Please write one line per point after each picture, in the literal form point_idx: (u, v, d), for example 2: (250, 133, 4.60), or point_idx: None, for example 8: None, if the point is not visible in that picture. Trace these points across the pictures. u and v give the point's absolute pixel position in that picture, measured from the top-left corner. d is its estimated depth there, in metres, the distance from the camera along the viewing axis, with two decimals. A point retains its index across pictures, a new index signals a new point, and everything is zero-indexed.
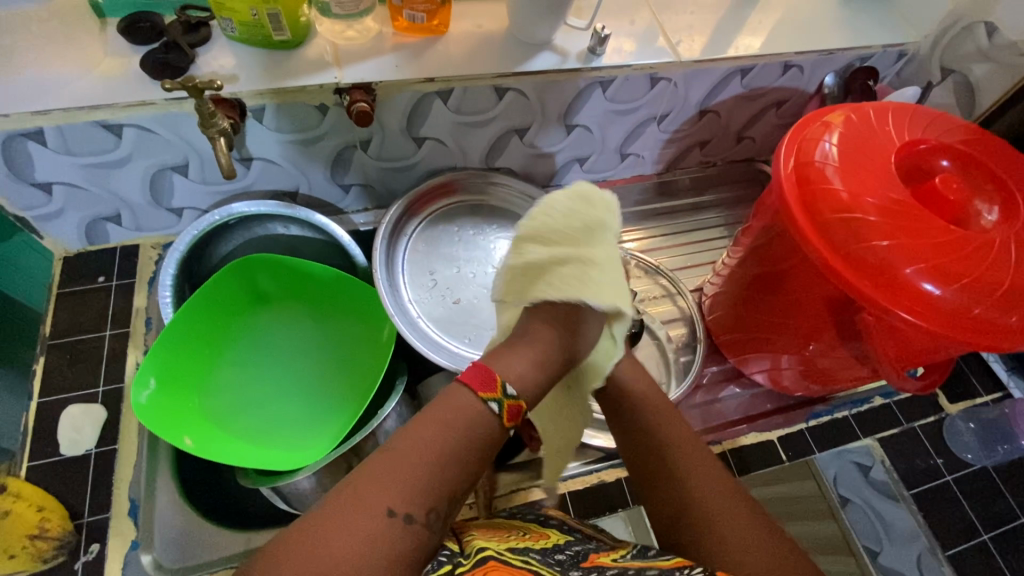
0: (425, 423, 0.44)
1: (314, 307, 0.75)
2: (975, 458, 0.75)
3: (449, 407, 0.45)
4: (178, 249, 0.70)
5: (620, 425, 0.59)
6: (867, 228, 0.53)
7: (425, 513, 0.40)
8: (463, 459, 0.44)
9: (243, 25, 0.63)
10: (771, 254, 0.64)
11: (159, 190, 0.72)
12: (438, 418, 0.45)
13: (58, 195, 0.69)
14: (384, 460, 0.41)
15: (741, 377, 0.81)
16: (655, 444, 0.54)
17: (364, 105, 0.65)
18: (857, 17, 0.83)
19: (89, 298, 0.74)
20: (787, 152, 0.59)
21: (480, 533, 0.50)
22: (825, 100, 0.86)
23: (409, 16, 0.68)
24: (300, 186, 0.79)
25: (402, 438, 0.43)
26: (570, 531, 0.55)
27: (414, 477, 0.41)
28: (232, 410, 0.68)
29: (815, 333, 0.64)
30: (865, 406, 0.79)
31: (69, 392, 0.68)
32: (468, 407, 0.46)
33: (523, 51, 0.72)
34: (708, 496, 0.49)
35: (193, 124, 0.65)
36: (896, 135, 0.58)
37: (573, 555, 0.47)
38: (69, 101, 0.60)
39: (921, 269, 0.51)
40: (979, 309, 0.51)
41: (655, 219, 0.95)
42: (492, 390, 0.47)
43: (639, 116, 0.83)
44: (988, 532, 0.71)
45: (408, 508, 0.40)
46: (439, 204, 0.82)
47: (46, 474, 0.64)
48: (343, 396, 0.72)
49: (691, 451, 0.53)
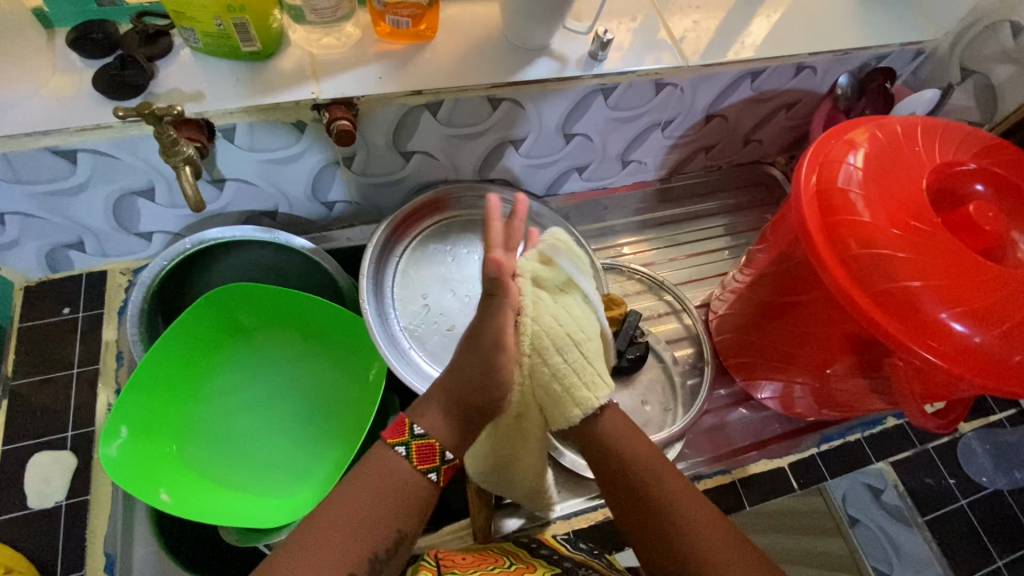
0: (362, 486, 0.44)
1: (300, 336, 0.70)
2: (990, 481, 0.73)
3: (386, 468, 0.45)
4: (145, 280, 0.65)
5: (600, 454, 0.55)
6: (895, 265, 0.49)
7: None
8: (384, 513, 0.44)
9: (207, 36, 0.57)
10: (787, 282, 0.60)
11: (124, 215, 0.66)
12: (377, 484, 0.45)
13: (12, 225, 0.63)
14: (310, 539, 0.42)
15: (750, 400, 0.78)
16: (634, 477, 0.53)
17: (345, 123, 0.59)
18: (875, 12, 0.78)
19: (55, 332, 0.69)
20: (808, 172, 0.55)
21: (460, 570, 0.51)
22: (838, 102, 0.81)
23: (393, 21, 0.62)
24: (279, 206, 0.73)
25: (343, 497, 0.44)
26: (561, 563, 0.56)
27: (336, 549, 0.42)
28: (214, 454, 0.64)
29: (835, 367, 0.60)
30: (878, 428, 0.75)
31: (37, 438, 0.63)
32: (386, 462, 0.46)
33: (519, 57, 0.66)
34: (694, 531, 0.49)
35: (155, 147, 0.59)
36: (928, 157, 0.54)
37: None
38: (16, 126, 0.54)
39: (955, 312, 0.47)
40: (1018, 355, 0.47)
41: (657, 228, 0.91)
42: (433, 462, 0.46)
43: (643, 123, 0.77)
44: (1002, 559, 0.69)
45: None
46: (430, 221, 0.77)
47: (13, 530, 0.59)
48: (333, 433, 0.68)
49: (669, 482, 0.52)
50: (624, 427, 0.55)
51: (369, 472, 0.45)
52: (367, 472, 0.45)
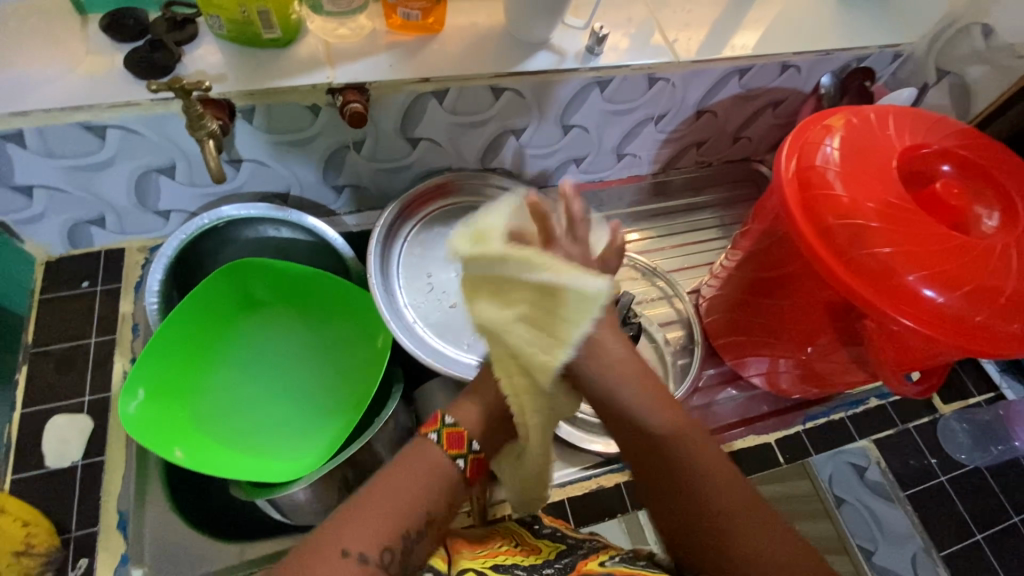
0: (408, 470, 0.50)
1: (307, 312, 0.74)
2: (969, 458, 0.76)
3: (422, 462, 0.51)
4: (166, 254, 0.69)
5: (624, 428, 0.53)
6: (869, 234, 0.53)
7: (379, 553, 0.46)
8: (428, 502, 0.50)
9: (231, 22, 0.61)
10: (770, 259, 0.64)
11: (144, 192, 0.70)
12: (421, 471, 0.51)
13: (39, 199, 0.66)
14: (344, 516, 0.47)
15: (739, 380, 0.81)
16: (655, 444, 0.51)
17: (357, 105, 0.63)
18: (855, 17, 0.83)
19: (73, 304, 0.72)
20: (789, 154, 0.59)
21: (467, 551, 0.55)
22: (822, 101, 0.86)
23: (404, 14, 0.67)
24: (291, 188, 0.77)
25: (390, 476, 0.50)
26: (562, 537, 0.59)
27: (377, 526, 0.47)
28: (225, 421, 0.68)
29: (815, 337, 0.64)
30: (859, 408, 0.78)
31: (53, 402, 0.66)
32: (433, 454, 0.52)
33: (521, 50, 0.71)
34: (729, 510, 0.48)
35: (181, 125, 0.63)
36: (898, 140, 0.58)
37: (563, 568, 0.53)
38: (50, 101, 0.58)
39: (922, 276, 0.51)
40: (980, 316, 0.51)
41: (652, 220, 0.95)
42: (460, 447, 0.53)
43: (636, 117, 0.82)
44: (981, 532, 0.72)
45: (365, 550, 0.45)
46: (435, 205, 0.81)
47: (30, 488, 0.62)
48: (340, 401, 0.72)
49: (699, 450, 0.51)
50: (661, 399, 0.53)
51: (414, 461, 0.51)
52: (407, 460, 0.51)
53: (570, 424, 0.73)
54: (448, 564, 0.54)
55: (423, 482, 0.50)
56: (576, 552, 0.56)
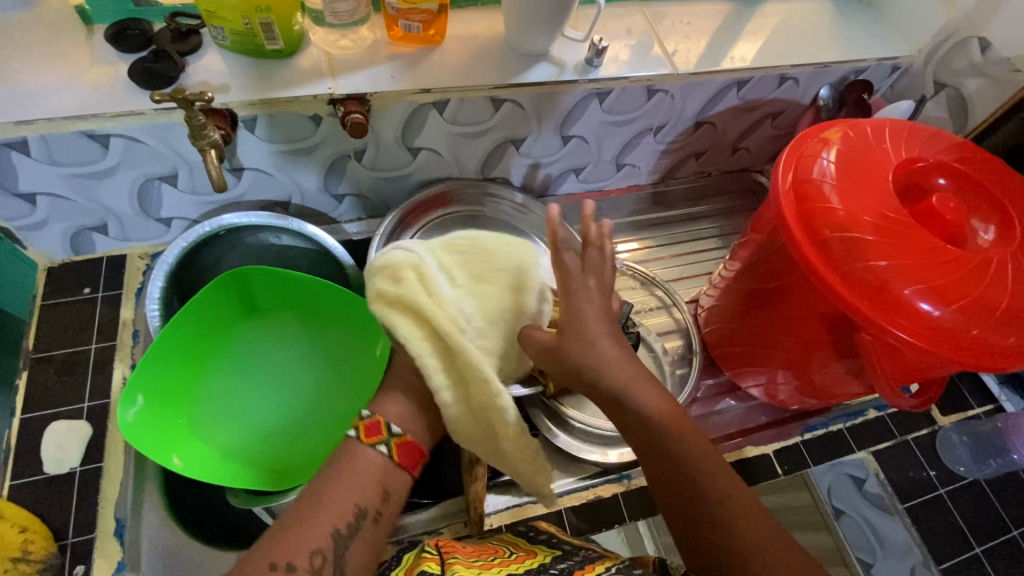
0: (339, 477, 0.51)
1: (306, 320, 0.75)
2: (968, 471, 0.75)
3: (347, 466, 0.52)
4: (166, 261, 0.69)
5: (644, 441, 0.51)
6: (865, 247, 0.53)
7: (311, 555, 0.46)
8: (364, 497, 0.51)
9: (234, 34, 0.62)
10: (768, 270, 0.65)
11: (146, 200, 0.71)
12: (349, 475, 0.51)
13: (42, 206, 0.67)
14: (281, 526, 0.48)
15: (737, 391, 0.81)
16: (671, 453, 0.50)
17: (358, 116, 0.64)
18: (852, 30, 0.83)
19: (74, 310, 0.72)
20: (786, 167, 0.59)
21: (462, 555, 0.54)
22: (820, 113, 0.86)
23: (405, 26, 0.67)
24: (292, 197, 0.77)
25: (325, 484, 0.51)
26: (558, 545, 0.59)
27: (311, 532, 0.47)
28: (224, 429, 0.68)
29: (812, 349, 0.64)
30: (859, 419, 0.78)
31: (53, 408, 0.66)
32: (359, 455, 0.53)
33: (520, 62, 0.72)
34: (752, 539, 0.47)
35: (183, 134, 0.64)
36: (894, 154, 0.58)
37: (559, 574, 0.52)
38: (54, 110, 0.59)
39: (918, 290, 0.52)
40: (976, 329, 0.51)
41: (651, 229, 0.95)
42: (375, 434, 0.54)
43: (636, 127, 0.82)
44: (980, 546, 0.72)
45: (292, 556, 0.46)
46: (435, 215, 0.82)
47: (28, 494, 0.62)
48: (338, 409, 0.72)
49: (709, 459, 0.50)
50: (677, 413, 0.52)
51: (345, 467, 0.52)
52: (344, 467, 0.52)
53: (567, 433, 0.73)
54: (440, 567, 0.51)
55: (358, 480, 0.51)
56: (572, 559, 0.55)
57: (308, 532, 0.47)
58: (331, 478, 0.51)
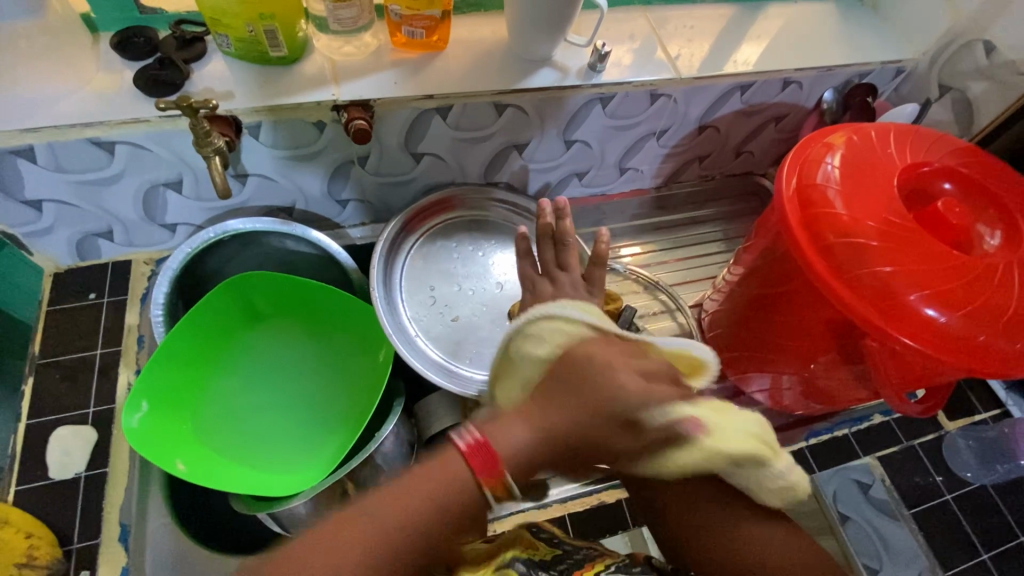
0: (427, 481, 0.44)
1: (311, 325, 0.75)
2: (975, 476, 0.75)
3: (434, 477, 0.44)
4: (170, 268, 0.69)
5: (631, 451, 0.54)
6: (869, 253, 0.53)
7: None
8: (444, 526, 0.43)
9: (239, 41, 0.62)
10: (772, 276, 0.64)
11: (152, 206, 0.71)
12: (432, 487, 0.43)
13: (48, 212, 0.67)
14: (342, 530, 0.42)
15: (741, 396, 0.78)
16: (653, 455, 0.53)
17: (361, 122, 0.64)
18: (855, 33, 0.83)
19: (80, 316, 0.73)
20: (790, 172, 0.59)
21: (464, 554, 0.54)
22: (824, 116, 0.86)
23: (408, 32, 0.67)
24: (296, 202, 0.78)
25: (404, 486, 0.43)
26: (558, 545, 0.58)
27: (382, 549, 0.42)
28: (228, 435, 0.69)
29: (816, 354, 0.64)
30: (864, 425, 0.78)
31: (58, 414, 0.67)
32: (455, 472, 0.44)
33: (523, 67, 0.72)
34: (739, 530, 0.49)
35: (187, 141, 0.64)
36: (899, 159, 0.58)
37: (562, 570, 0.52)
38: (61, 118, 0.59)
39: (924, 295, 0.51)
40: (983, 336, 0.51)
41: (655, 232, 0.95)
42: (492, 480, 0.43)
43: (639, 132, 0.82)
44: (987, 552, 0.71)
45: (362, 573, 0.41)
46: (437, 220, 0.81)
47: (34, 500, 0.62)
48: (342, 415, 0.72)
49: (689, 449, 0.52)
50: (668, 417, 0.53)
51: (431, 474, 0.44)
52: (426, 476, 0.44)
53: None
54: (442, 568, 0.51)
55: (441, 501, 0.43)
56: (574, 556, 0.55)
57: (370, 545, 0.41)
58: (413, 481, 0.44)
